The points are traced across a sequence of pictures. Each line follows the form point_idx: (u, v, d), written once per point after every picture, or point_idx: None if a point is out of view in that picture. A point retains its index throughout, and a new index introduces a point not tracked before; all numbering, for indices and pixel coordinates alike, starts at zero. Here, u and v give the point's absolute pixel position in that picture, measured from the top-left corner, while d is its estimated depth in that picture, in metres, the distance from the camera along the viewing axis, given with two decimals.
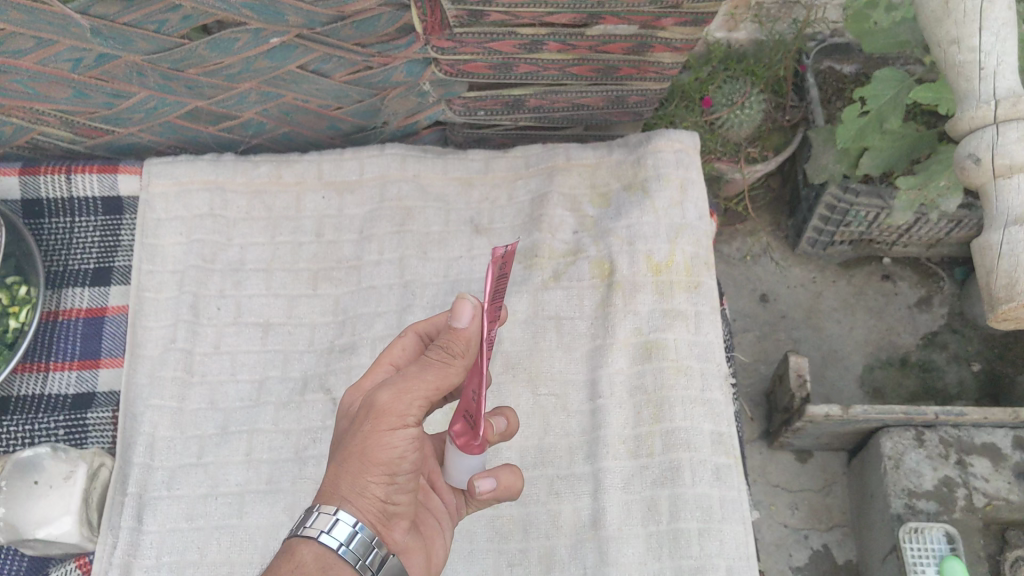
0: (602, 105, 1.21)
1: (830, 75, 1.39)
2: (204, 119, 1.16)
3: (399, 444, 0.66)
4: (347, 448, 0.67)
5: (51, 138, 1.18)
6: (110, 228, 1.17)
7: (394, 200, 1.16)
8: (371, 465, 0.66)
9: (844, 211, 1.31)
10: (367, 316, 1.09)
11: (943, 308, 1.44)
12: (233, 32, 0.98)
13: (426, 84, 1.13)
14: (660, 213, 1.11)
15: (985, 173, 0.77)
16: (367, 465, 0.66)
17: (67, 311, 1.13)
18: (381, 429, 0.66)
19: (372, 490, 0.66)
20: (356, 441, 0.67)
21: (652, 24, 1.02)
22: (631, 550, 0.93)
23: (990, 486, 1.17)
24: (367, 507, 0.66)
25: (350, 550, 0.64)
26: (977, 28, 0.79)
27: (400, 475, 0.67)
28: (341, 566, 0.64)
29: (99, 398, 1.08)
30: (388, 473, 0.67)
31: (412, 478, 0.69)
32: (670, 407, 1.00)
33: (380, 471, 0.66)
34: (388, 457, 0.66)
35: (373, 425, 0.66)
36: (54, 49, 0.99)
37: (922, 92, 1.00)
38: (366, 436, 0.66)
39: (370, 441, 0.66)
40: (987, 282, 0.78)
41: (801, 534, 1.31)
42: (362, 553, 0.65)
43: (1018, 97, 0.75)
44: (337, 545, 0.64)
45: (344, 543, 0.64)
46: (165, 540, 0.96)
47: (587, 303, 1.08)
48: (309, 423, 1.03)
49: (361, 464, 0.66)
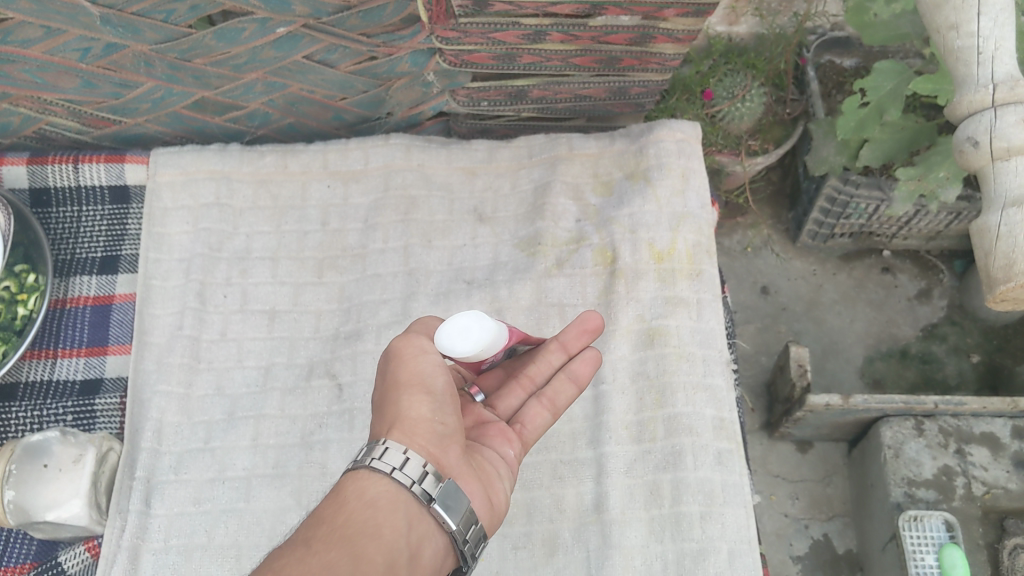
0: (604, 97, 1.22)
1: (830, 69, 1.40)
2: (211, 110, 1.18)
3: (426, 364, 0.74)
4: (384, 388, 0.75)
5: (59, 128, 1.19)
6: (116, 217, 1.18)
7: (399, 189, 1.17)
8: (408, 387, 0.73)
9: (844, 203, 1.32)
10: (372, 303, 1.11)
11: (943, 301, 1.45)
12: (241, 21, 0.99)
13: (431, 75, 1.14)
14: (662, 202, 1.12)
15: (984, 156, 0.79)
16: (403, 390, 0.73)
17: (74, 298, 1.14)
18: (406, 357, 0.75)
19: (416, 410, 0.72)
20: (390, 377, 0.74)
21: (654, 15, 1.03)
22: (634, 533, 0.94)
23: (989, 475, 1.18)
24: (416, 427, 0.71)
25: (403, 473, 0.67)
26: (975, 13, 0.80)
27: (437, 393, 0.73)
28: (393, 491, 0.66)
29: (107, 384, 1.09)
30: (426, 392, 0.73)
31: (450, 398, 0.74)
32: (672, 392, 1.01)
33: (417, 391, 0.73)
34: (420, 378, 0.74)
35: (398, 360, 0.75)
36: (63, 39, 1.00)
37: (922, 83, 1.01)
38: (396, 367, 0.74)
39: (401, 369, 0.74)
40: (985, 264, 0.80)
41: (802, 523, 1.32)
42: (419, 477, 0.67)
43: (1016, 81, 0.76)
44: (390, 470, 0.67)
45: (398, 468, 0.67)
46: (173, 523, 0.98)
47: (590, 290, 1.10)
48: (314, 409, 1.04)
49: (398, 391, 0.73)
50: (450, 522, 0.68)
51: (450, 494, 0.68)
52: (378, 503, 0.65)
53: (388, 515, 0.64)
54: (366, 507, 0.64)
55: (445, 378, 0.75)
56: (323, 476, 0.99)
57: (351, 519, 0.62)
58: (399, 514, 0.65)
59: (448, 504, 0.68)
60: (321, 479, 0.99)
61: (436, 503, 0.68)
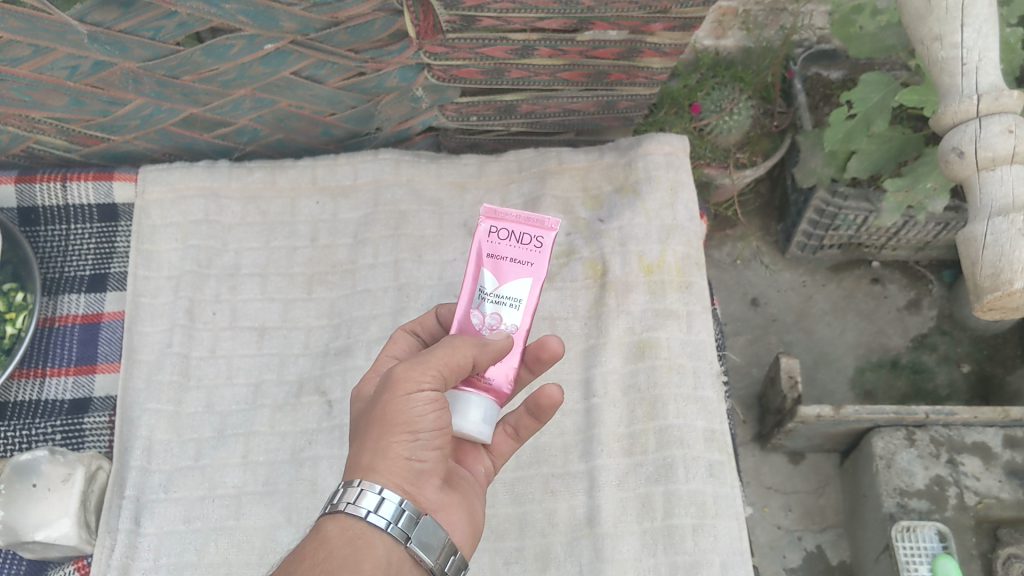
0: (593, 110, 1.22)
1: (818, 82, 1.41)
2: (199, 126, 1.17)
3: (417, 406, 0.69)
4: (371, 413, 0.71)
5: (47, 146, 1.19)
6: (105, 235, 1.17)
7: (389, 204, 1.17)
8: (391, 428, 0.69)
9: (833, 215, 1.32)
10: (362, 319, 1.10)
11: (932, 311, 1.46)
12: (229, 38, 0.99)
13: (420, 90, 1.14)
14: (651, 215, 1.12)
15: (970, 167, 0.80)
16: (388, 428, 0.69)
17: (62, 317, 1.14)
18: (400, 392, 0.69)
19: (397, 452, 0.69)
20: (377, 409, 0.70)
21: (642, 29, 1.03)
22: (627, 546, 0.94)
23: (981, 485, 1.18)
24: (393, 468, 0.69)
25: (378, 516, 0.66)
26: (959, 25, 0.80)
27: (422, 432, 0.70)
28: (370, 533, 0.66)
29: (96, 402, 1.09)
30: (410, 433, 0.69)
31: (436, 436, 0.71)
32: (663, 404, 1.01)
33: (401, 432, 0.69)
34: (406, 418, 0.69)
35: (393, 390, 0.70)
36: (51, 57, 0.99)
37: (907, 96, 1.01)
38: (387, 402, 0.69)
39: (391, 405, 0.69)
40: (972, 273, 0.80)
41: (794, 535, 1.31)
42: (394, 518, 0.67)
43: (1001, 91, 0.77)
44: (365, 514, 0.66)
45: (373, 510, 0.67)
46: (163, 542, 0.97)
47: (580, 303, 1.10)
48: (305, 425, 1.04)
49: (382, 427, 0.69)
50: (427, 559, 0.68)
51: (426, 531, 0.69)
52: (357, 540, 0.65)
53: (368, 552, 0.65)
54: (346, 544, 0.65)
55: (433, 418, 0.70)
56: (313, 492, 0.99)
57: (332, 556, 0.63)
58: (378, 551, 0.65)
59: (426, 542, 0.68)
60: (312, 495, 0.99)
61: (413, 542, 0.68)
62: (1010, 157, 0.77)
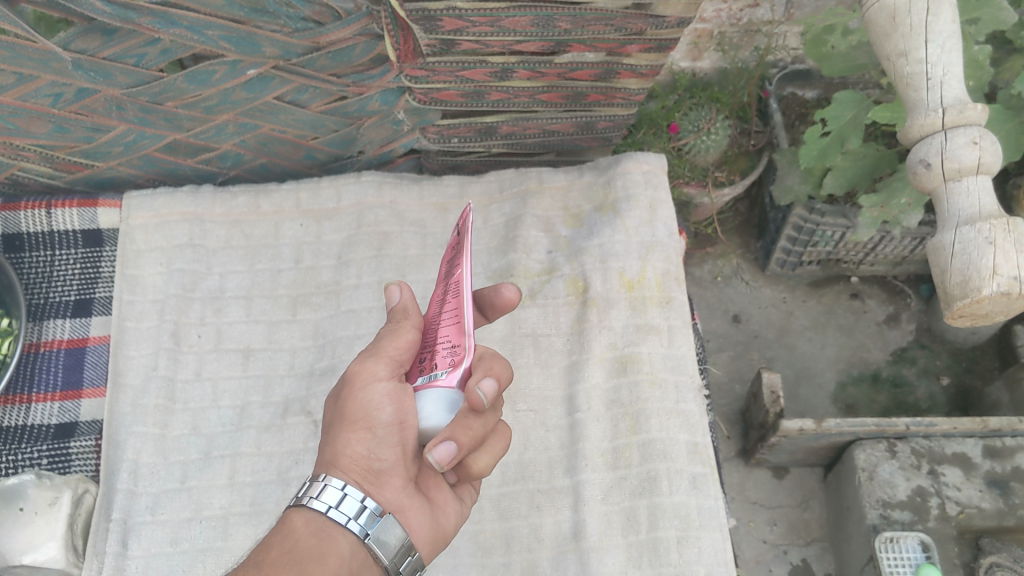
0: (572, 131, 1.24)
1: (793, 101, 1.45)
2: (183, 152, 1.19)
3: (372, 400, 0.71)
4: (338, 413, 0.74)
5: (31, 173, 1.20)
6: (90, 260, 1.18)
7: (372, 226, 1.19)
8: (350, 423, 0.72)
9: (811, 231, 1.34)
10: (346, 339, 1.11)
11: (911, 324, 1.48)
12: (211, 64, 1.01)
13: (401, 113, 1.16)
14: (630, 232, 1.13)
15: (937, 177, 0.79)
16: (349, 424, 0.72)
17: (48, 342, 1.14)
18: (358, 386, 0.72)
19: (355, 447, 0.71)
20: (343, 405, 0.73)
21: (618, 50, 1.05)
22: (612, 560, 0.95)
23: (962, 495, 1.19)
24: (352, 465, 0.71)
25: (338, 512, 0.68)
26: (923, 41, 0.80)
27: (380, 428, 0.71)
28: (332, 528, 0.67)
29: (82, 427, 1.09)
30: (367, 429, 0.71)
31: (395, 431, 0.71)
32: (646, 419, 1.02)
33: (358, 428, 0.71)
34: (363, 413, 0.71)
35: (351, 386, 0.73)
36: (35, 85, 1.01)
37: (879, 113, 1.03)
38: (347, 396, 0.73)
39: (351, 400, 0.72)
40: (942, 281, 0.79)
41: (780, 549, 1.32)
42: (355, 514, 0.68)
43: (965, 104, 0.77)
44: (326, 509, 0.68)
45: (334, 506, 0.68)
46: (150, 564, 0.97)
47: (563, 320, 1.11)
48: (291, 445, 1.05)
49: (344, 424, 0.72)
50: (383, 557, 0.69)
51: (385, 529, 0.69)
52: (322, 533, 0.67)
53: (329, 545, 0.66)
54: (311, 536, 0.66)
55: (391, 410, 0.71)
56: None
57: (296, 548, 0.65)
58: (341, 545, 0.67)
59: (383, 539, 0.69)
60: None
61: (370, 538, 0.68)
62: (976, 168, 0.77)
